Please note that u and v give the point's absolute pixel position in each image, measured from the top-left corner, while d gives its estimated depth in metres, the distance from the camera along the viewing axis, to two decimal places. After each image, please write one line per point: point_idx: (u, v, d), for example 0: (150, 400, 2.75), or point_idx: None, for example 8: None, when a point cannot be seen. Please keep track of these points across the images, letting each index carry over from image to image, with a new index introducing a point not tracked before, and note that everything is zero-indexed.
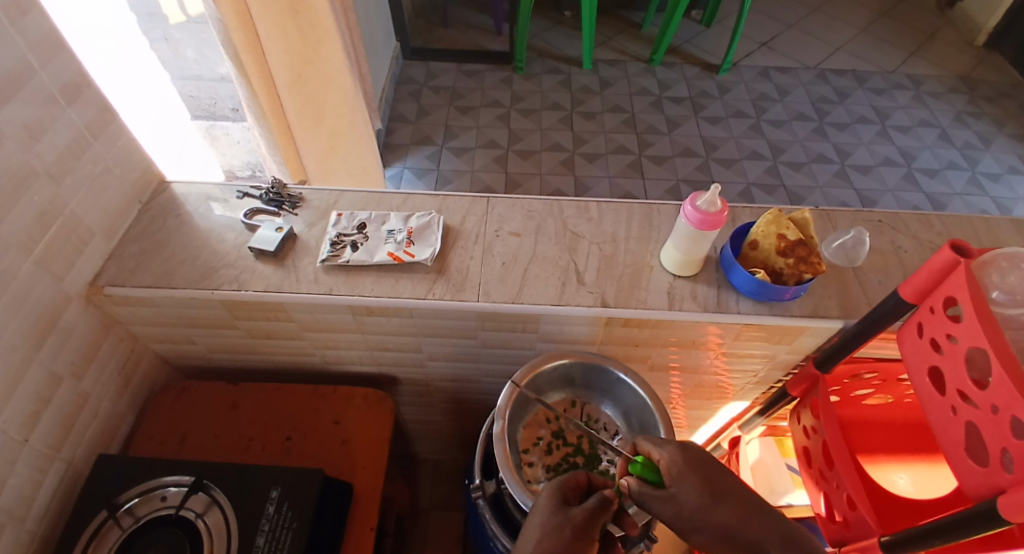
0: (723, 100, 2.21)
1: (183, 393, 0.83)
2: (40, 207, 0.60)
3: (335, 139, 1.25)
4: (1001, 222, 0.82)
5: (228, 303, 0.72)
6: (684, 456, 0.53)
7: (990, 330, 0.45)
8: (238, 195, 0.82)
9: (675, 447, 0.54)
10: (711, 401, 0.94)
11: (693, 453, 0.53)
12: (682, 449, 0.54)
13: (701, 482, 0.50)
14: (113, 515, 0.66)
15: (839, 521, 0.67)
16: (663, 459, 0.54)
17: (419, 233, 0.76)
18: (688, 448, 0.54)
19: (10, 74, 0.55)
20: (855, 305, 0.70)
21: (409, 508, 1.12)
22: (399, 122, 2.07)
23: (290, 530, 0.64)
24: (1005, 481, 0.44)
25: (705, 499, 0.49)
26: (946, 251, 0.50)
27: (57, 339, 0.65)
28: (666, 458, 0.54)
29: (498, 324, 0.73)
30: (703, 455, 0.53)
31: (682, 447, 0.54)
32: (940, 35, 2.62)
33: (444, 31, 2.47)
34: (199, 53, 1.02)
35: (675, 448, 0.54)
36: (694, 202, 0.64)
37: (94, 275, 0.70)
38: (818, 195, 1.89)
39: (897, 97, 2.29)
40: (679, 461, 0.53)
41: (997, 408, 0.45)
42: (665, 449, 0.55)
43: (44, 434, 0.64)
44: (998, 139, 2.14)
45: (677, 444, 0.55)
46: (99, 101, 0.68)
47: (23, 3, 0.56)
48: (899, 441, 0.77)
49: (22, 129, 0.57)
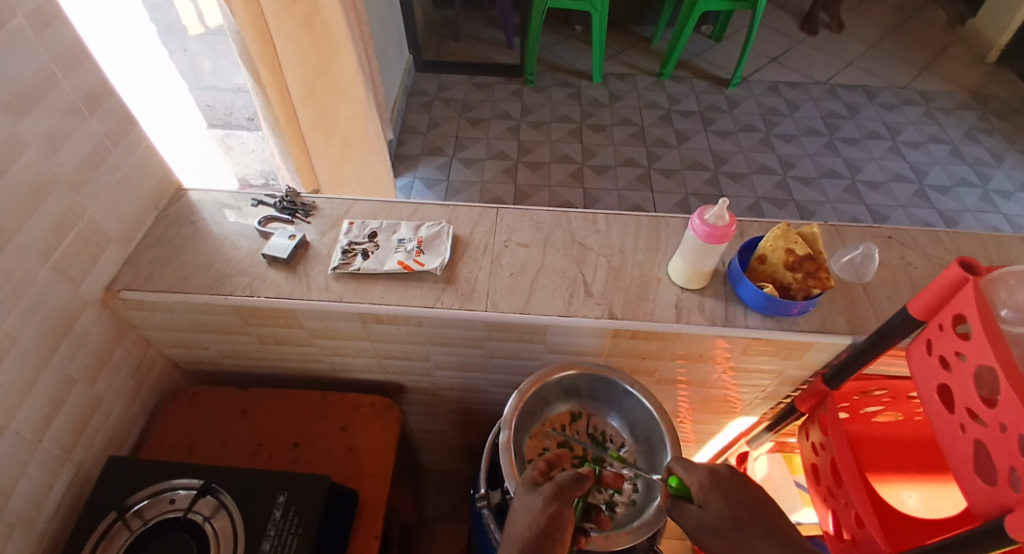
0: (732, 114, 2.22)
1: (193, 398, 0.84)
2: (59, 214, 0.62)
3: (347, 149, 1.27)
4: (1012, 239, 0.81)
5: (240, 310, 0.73)
6: (712, 484, 0.53)
7: (997, 347, 0.45)
8: (251, 203, 0.83)
9: (705, 473, 0.53)
10: (719, 415, 0.94)
11: (722, 481, 0.53)
12: (712, 478, 0.53)
13: (726, 508, 0.51)
14: (122, 516, 0.67)
15: (847, 539, 0.66)
16: (690, 486, 0.54)
17: (428, 243, 0.77)
18: (717, 475, 0.53)
19: (32, 84, 0.57)
20: (862, 320, 0.70)
21: (413, 518, 1.12)
22: (410, 133, 2.09)
23: (295, 535, 0.65)
24: (1013, 499, 0.43)
25: (724, 525, 0.50)
26: (954, 268, 0.50)
27: (71, 344, 0.66)
28: (693, 484, 0.54)
29: (505, 334, 0.73)
30: (737, 484, 0.53)
31: (711, 475, 0.53)
32: (951, 51, 2.62)
33: (456, 44, 2.50)
34: (215, 65, 1.04)
35: (704, 477, 0.53)
36: (701, 216, 0.64)
37: (110, 279, 0.72)
38: (828, 209, 1.89)
39: (907, 113, 2.28)
40: (704, 488, 0.53)
41: (1005, 426, 0.44)
42: (693, 476, 0.54)
43: (57, 437, 0.66)
44: (1011, 155, 2.13)
45: (706, 472, 0.54)
46: (119, 111, 0.69)
47: (47, 16, 0.58)
48: (908, 460, 0.77)
49: (42, 138, 0.58)
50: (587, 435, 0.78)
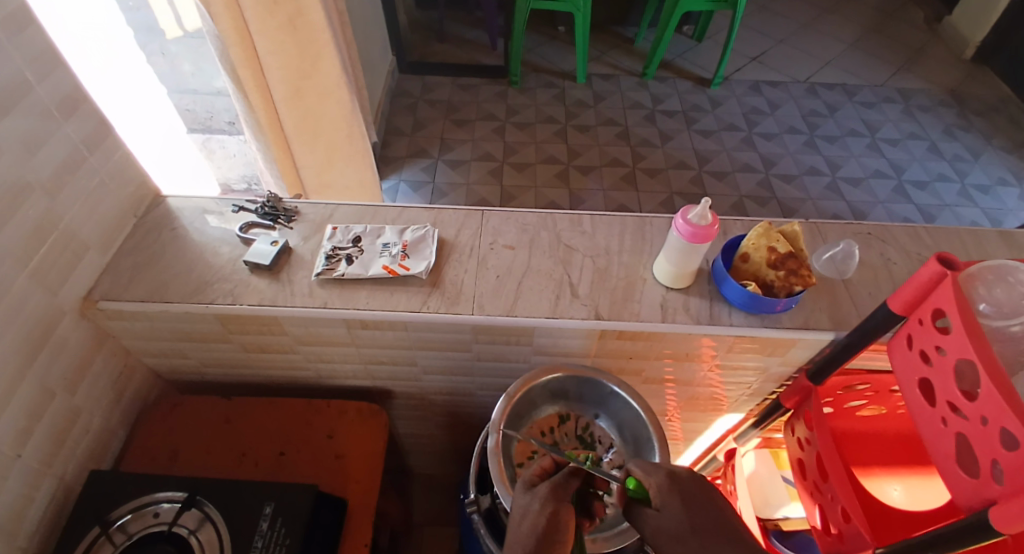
0: (715, 113, 2.24)
1: (175, 408, 0.82)
2: (35, 221, 0.60)
3: (331, 153, 1.25)
4: (988, 235, 0.83)
5: (223, 318, 0.72)
6: (672, 486, 0.52)
7: (978, 344, 0.46)
8: (233, 209, 0.82)
9: (664, 475, 0.53)
10: (706, 413, 0.95)
11: (681, 484, 0.53)
12: (671, 479, 0.53)
13: (685, 513, 0.50)
14: (105, 531, 0.65)
15: (834, 533, 0.67)
16: (649, 487, 0.53)
17: (413, 247, 0.77)
18: (676, 478, 0.53)
19: (6, 89, 0.55)
20: (845, 317, 0.71)
21: (402, 523, 1.11)
22: (395, 135, 2.08)
23: (283, 546, 0.64)
24: (995, 491, 0.44)
25: (682, 528, 0.49)
26: (934, 264, 0.51)
27: (49, 354, 0.65)
28: (653, 487, 0.53)
29: (492, 336, 0.73)
30: (693, 487, 0.52)
31: (670, 477, 0.53)
32: (928, 50, 2.67)
33: (439, 46, 2.50)
34: (196, 67, 1.06)
35: (664, 478, 0.53)
36: (686, 216, 0.64)
37: (88, 288, 0.70)
38: (810, 207, 1.91)
39: (886, 111, 2.32)
40: (663, 490, 0.52)
41: (986, 419, 0.45)
42: (653, 477, 0.54)
43: (35, 450, 0.64)
44: (986, 152, 2.18)
45: (665, 474, 0.53)
46: (96, 116, 0.68)
47: (21, 19, 0.56)
48: (891, 453, 0.78)
49: (16, 145, 0.57)
50: (576, 436, 0.78)
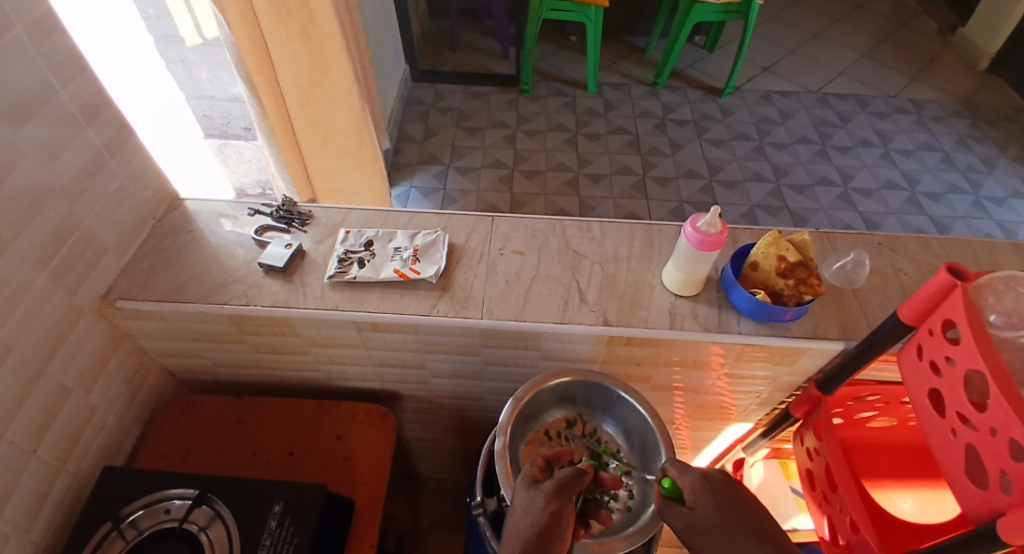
0: (725, 122, 2.24)
1: (188, 407, 0.84)
2: (55, 223, 0.62)
3: (343, 157, 1.27)
4: (1001, 245, 0.82)
5: (236, 318, 0.73)
6: (705, 486, 0.53)
7: (987, 353, 0.46)
8: (248, 213, 0.84)
9: (697, 475, 0.55)
10: (714, 422, 0.94)
11: (713, 482, 0.53)
12: (705, 479, 0.54)
13: (715, 510, 0.51)
14: (117, 527, 0.66)
15: (843, 544, 0.67)
16: (684, 486, 0.55)
17: (424, 251, 0.78)
18: (709, 478, 0.54)
19: (31, 94, 0.57)
20: (855, 327, 0.71)
21: (409, 527, 1.12)
22: (406, 142, 2.11)
23: (291, 544, 0.64)
24: (1004, 503, 0.44)
25: (711, 525, 0.51)
26: (943, 273, 0.51)
27: (67, 351, 0.66)
28: (688, 485, 0.55)
29: (500, 341, 0.74)
30: (726, 485, 0.53)
31: (704, 477, 0.54)
32: (942, 60, 2.65)
33: (452, 54, 2.53)
34: (212, 74, 1.06)
35: (698, 478, 0.54)
36: (694, 224, 0.64)
37: (106, 288, 0.72)
38: (821, 217, 1.90)
39: (899, 121, 2.31)
40: (696, 489, 0.53)
41: (995, 430, 0.45)
42: (689, 476, 0.55)
43: (52, 446, 0.65)
44: (1002, 163, 2.15)
45: (700, 474, 0.55)
46: (117, 121, 0.70)
47: (47, 26, 0.58)
48: (901, 465, 0.77)
49: (40, 148, 0.59)
50: (582, 441, 0.78)
